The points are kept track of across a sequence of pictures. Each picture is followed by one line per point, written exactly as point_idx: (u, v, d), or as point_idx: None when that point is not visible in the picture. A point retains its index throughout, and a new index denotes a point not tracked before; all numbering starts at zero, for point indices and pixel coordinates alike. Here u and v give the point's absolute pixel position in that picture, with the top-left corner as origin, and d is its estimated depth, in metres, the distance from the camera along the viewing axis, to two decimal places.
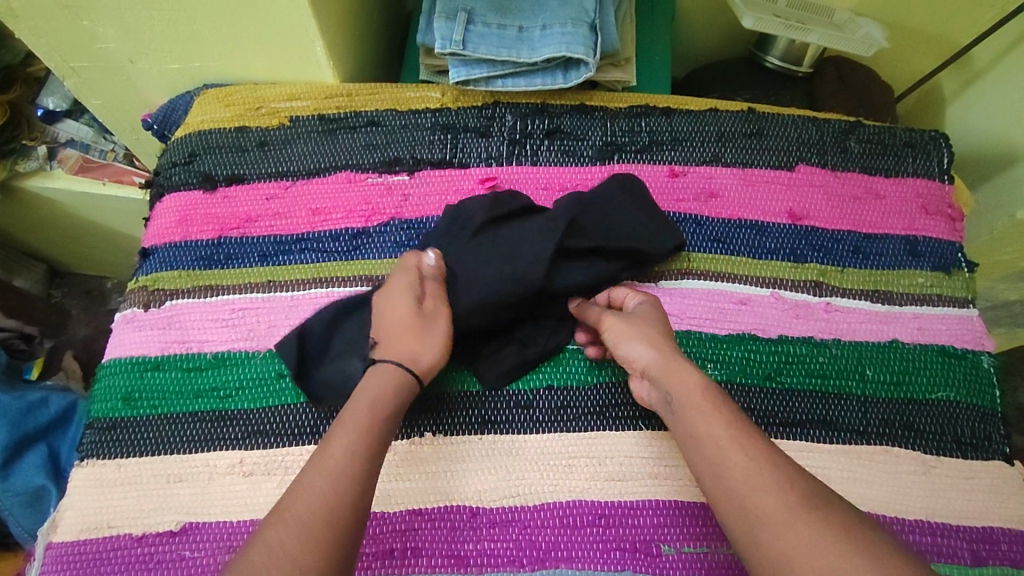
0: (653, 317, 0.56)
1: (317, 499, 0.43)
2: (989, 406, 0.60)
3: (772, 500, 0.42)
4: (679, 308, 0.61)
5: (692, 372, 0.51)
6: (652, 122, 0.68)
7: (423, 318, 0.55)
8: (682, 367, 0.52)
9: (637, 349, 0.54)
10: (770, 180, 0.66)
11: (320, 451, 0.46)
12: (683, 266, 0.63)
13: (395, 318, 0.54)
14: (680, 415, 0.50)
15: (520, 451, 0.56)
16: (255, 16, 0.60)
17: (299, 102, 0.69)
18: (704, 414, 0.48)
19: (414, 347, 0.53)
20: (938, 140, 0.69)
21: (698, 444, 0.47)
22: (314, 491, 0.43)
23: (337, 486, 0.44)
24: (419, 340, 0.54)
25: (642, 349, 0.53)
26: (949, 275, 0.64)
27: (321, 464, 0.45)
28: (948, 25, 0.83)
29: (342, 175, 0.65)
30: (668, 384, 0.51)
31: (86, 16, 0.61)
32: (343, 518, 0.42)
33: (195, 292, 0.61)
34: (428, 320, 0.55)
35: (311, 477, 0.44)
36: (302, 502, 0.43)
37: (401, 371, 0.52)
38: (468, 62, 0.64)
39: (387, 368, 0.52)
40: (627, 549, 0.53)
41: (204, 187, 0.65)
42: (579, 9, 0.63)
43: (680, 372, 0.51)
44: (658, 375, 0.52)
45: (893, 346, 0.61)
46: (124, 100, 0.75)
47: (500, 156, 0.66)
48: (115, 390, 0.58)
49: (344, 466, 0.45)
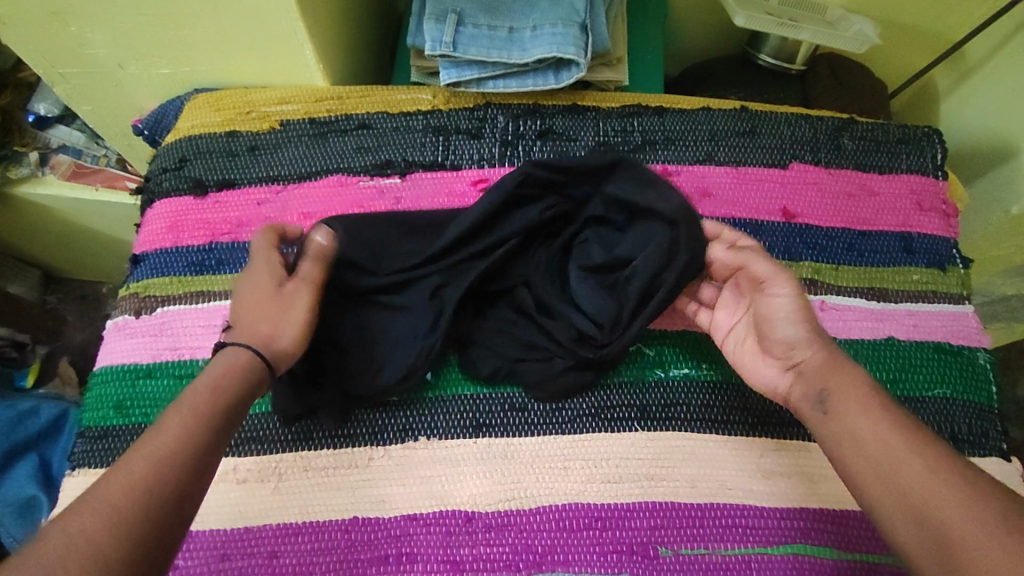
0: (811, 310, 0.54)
1: (130, 480, 0.40)
2: (986, 401, 0.60)
3: (952, 512, 0.40)
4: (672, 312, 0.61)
5: (863, 375, 0.49)
6: (644, 121, 0.68)
7: (280, 296, 0.53)
8: (849, 366, 0.49)
9: (806, 337, 0.51)
10: (763, 178, 0.66)
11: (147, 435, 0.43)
12: None
13: (248, 296, 0.52)
14: (837, 412, 0.47)
15: (516, 454, 0.55)
16: (244, 19, 0.60)
17: (289, 105, 0.68)
18: (867, 418, 0.46)
19: (267, 328, 0.51)
20: (931, 136, 0.68)
21: (857, 443, 0.45)
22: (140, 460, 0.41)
23: (157, 471, 0.41)
24: (273, 321, 0.52)
25: (814, 339, 0.51)
26: (944, 272, 0.64)
27: (157, 436, 0.43)
28: (940, 21, 0.83)
29: (333, 178, 0.65)
30: (831, 374, 0.49)
31: (74, 22, 0.60)
32: (164, 490, 0.41)
33: (187, 299, 0.61)
34: (285, 300, 0.53)
35: (131, 458, 0.42)
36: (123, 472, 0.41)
37: (246, 356, 0.49)
38: (459, 63, 0.64)
39: (238, 353, 0.49)
40: (625, 551, 0.52)
41: (194, 192, 0.65)
42: (569, 9, 0.62)
43: (849, 371, 0.49)
44: (818, 367, 0.50)
45: (888, 343, 0.60)
46: (115, 106, 0.74)
47: (493, 158, 0.66)
48: (106, 398, 0.58)
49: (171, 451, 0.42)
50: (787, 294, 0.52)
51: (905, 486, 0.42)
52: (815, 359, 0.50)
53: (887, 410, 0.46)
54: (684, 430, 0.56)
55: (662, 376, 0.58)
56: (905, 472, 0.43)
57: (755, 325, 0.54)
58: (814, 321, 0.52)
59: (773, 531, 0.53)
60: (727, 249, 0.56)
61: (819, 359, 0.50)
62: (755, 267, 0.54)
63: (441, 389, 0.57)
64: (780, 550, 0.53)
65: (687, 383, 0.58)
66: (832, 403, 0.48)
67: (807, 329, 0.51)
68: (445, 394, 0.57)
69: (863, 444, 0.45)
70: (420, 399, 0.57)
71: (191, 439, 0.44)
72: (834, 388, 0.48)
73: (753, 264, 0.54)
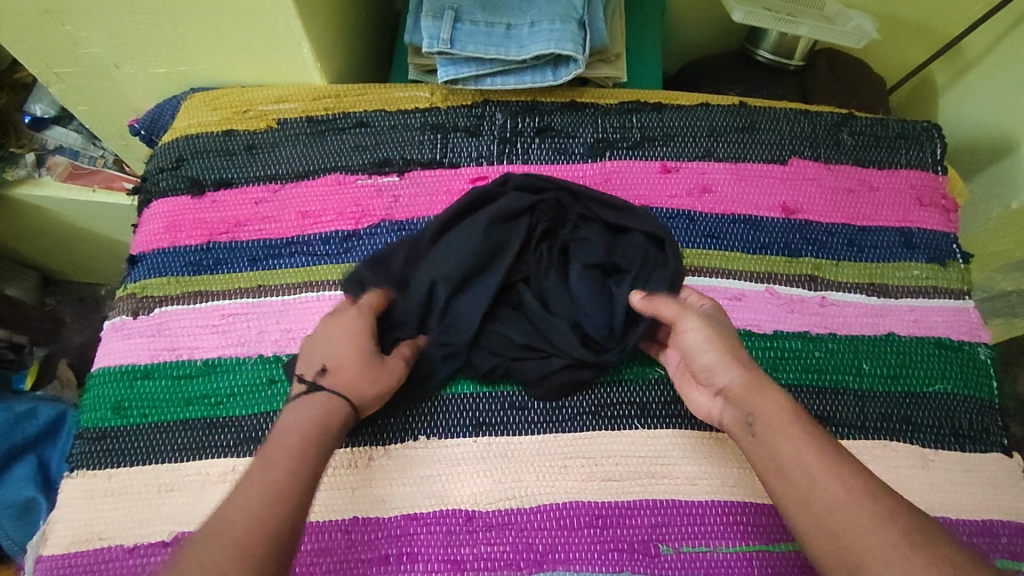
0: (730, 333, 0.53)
1: (245, 513, 0.42)
2: (987, 397, 0.59)
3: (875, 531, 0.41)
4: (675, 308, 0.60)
5: (783, 395, 0.49)
6: (643, 118, 0.67)
7: (381, 364, 0.53)
8: (768, 390, 0.49)
9: (723, 362, 0.51)
10: (762, 174, 0.66)
11: (255, 469, 0.45)
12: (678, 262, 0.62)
13: (347, 346, 0.52)
14: (762, 438, 0.47)
15: (516, 453, 0.55)
16: (239, 17, 0.60)
17: (286, 104, 0.68)
18: (788, 440, 0.46)
19: (360, 385, 0.51)
20: (930, 131, 0.68)
21: (780, 468, 0.46)
22: (249, 502, 0.43)
23: (269, 503, 0.43)
24: (369, 383, 0.52)
25: (730, 368, 0.51)
26: (944, 267, 0.64)
27: (261, 472, 0.44)
28: (938, 15, 0.82)
29: (331, 177, 0.65)
30: (751, 401, 0.49)
31: (69, 21, 0.60)
32: (271, 532, 0.42)
33: (185, 298, 0.61)
34: (387, 369, 0.53)
35: (245, 492, 0.43)
36: (229, 517, 0.42)
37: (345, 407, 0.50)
38: (456, 61, 0.63)
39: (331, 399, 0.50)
40: (625, 549, 0.52)
41: (191, 192, 0.65)
42: (567, 5, 0.62)
43: (769, 393, 0.49)
44: (740, 393, 0.50)
45: (889, 339, 0.60)
46: (111, 105, 0.74)
47: (491, 156, 0.66)
48: (104, 400, 0.58)
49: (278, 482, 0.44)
50: (695, 326, 0.52)
51: (824, 507, 0.43)
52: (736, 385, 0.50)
53: (806, 431, 0.46)
54: (684, 427, 0.56)
55: (662, 373, 0.58)
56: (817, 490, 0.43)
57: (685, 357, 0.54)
58: (732, 345, 0.52)
59: (776, 528, 0.53)
60: (639, 297, 0.55)
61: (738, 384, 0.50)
62: (660, 305, 0.54)
63: (440, 387, 0.57)
64: (781, 548, 0.53)
65: None
66: (759, 428, 0.48)
67: (727, 356, 0.51)
68: (445, 393, 0.57)
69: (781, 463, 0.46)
70: (419, 398, 0.57)
71: (291, 480, 0.45)
72: (757, 413, 0.48)
73: (654, 303, 0.54)
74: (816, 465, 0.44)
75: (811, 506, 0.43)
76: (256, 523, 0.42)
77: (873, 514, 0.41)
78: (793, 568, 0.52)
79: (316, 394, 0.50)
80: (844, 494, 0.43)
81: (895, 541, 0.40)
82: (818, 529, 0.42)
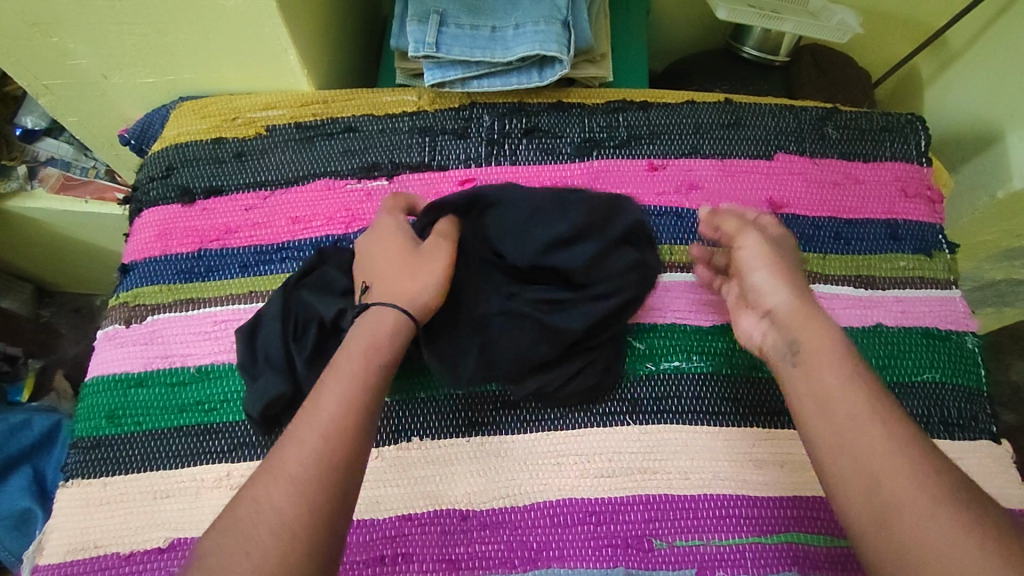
0: (805, 279, 0.54)
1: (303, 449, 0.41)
2: (974, 384, 0.60)
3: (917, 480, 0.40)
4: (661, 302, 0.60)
5: (835, 331, 0.49)
6: (629, 117, 0.68)
7: (419, 257, 0.53)
8: (829, 328, 0.49)
9: (773, 285, 0.52)
10: (749, 169, 0.66)
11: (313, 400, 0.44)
12: (666, 259, 0.63)
13: (387, 255, 0.53)
14: (803, 366, 0.48)
15: (510, 452, 0.55)
16: (226, 26, 0.60)
17: (274, 111, 0.68)
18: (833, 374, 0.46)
19: (401, 281, 0.51)
20: (915, 123, 0.69)
21: (819, 396, 0.46)
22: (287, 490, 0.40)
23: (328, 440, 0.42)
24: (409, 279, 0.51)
25: (779, 288, 0.52)
26: (930, 257, 0.64)
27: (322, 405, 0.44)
28: (922, 9, 0.83)
29: (321, 182, 0.65)
30: (796, 323, 0.50)
31: (56, 34, 0.60)
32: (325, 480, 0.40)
33: (177, 307, 0.61)
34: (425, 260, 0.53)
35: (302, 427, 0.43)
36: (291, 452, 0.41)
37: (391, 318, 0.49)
38: (442, 64, 0.64)
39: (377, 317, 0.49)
40: (619, 545, 0.52)
41: (182, 201, 0.65)
42: (551, 7, 0.62)
43: (821, 323, 0.49)
44: (788, 316, 0.50)
45: (877, 330, 0.61)
46: (101, 116, 0.74)
47: (479, 157, 0.66)
48: (98, 408, 0.58)
49: (332, 416, 0.43)
50: (750, 242, 0.54)
51: (858, 455, 0.42)
52: (783, 301, 0.51)
53: (854, 376, 0.46)
54: (675, 422, 0.57)
55: (652, 368, 0.58)
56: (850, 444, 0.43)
57: (739, 277, 0.55)
58: (799, 277, 0.53)
59: (767, 520, 0.53)
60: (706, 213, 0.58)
61: (790, 301, 0.51)
62: (721, 223, 0.56)
63: (433, 389, 0.57)
64: (774, 539, 0.53)
65: (676, 376, 0.58)
66: (802, 357, 0.48)
67: (782, 278, 0.52)
68: (438, 394, 0.57)
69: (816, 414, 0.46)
70: (412, 399, 0.57)
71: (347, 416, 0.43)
72: (804, 341, 0.49)
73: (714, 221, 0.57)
74: (853, 415, 0.44)
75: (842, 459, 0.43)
76: (271, 506, 0.39)
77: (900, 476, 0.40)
78: (786, 559, 0.52)
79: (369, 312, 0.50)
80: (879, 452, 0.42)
81: (912, 503, 0.39)
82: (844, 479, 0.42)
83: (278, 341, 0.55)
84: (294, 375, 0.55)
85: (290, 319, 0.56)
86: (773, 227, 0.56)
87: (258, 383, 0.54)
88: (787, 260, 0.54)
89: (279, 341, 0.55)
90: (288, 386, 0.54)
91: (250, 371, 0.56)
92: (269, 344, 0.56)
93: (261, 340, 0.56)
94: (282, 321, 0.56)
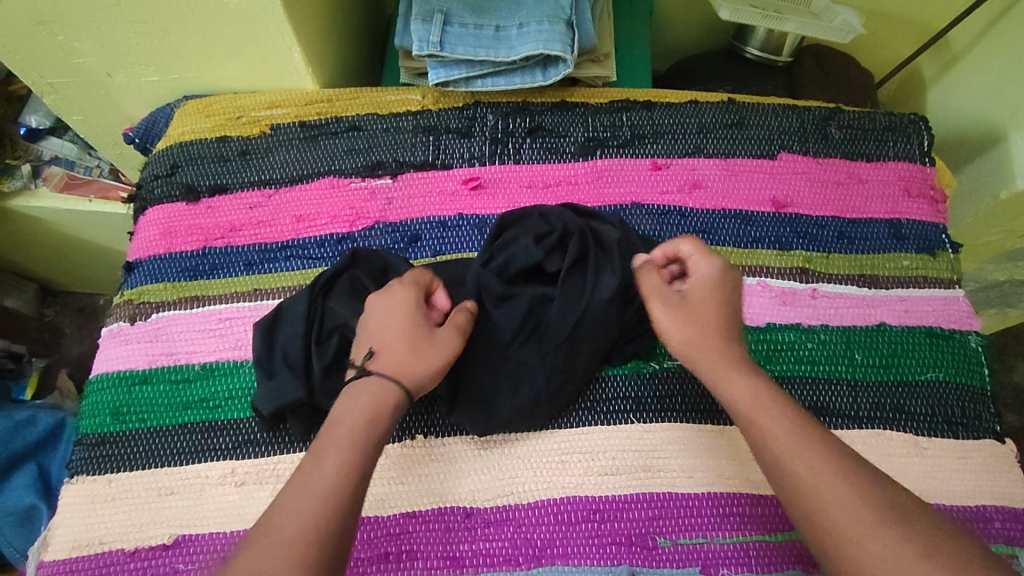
0: (730, 306, 0.52)
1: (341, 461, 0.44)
2: (978, 384, 0.60)
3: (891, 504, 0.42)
4: None
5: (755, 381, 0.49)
6: (633, 116, 0.68)
7: (434, 339, 0.50)
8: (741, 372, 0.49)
9: (690, 344, 0.51)
10: (753, 170, 0.66)
11: (346, 410, 0.46)
12: None
13: (393, 322, 0.50)
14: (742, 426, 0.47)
15: (513, 450, 0.55)
16: (231, 25, 0.60)
17: (279, 110, 0.69)
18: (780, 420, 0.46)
19: (409, 362, 0.49)
20: (918, 124, 0.69)
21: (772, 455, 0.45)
22: (299, 504, 0.42)
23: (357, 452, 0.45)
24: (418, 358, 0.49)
25: (681, 318, 0.51)
26: (934, 257, 0.64)
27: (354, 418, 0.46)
28: (922, 9, 0.83)
29: (325, 181, 0.65)
30: (699, 352, 0.50)
31: (62, 32, 0.61)
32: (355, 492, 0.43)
33: (181, 304, 0.61)
34: (440, 342, 0.50)
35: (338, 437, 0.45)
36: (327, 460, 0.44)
37: (395, 388, 0.47)
38: (446, 63, 0.64)
39: (378, 381, 0.48)
40: (623, 543, 0.52)
41: (186, 199, 0.65)
42: (555, 6, 0.63)
43: (740, 381, 0.48)
44: (713, 372, 0.49)
45: (880, 330, 0.61)
46: (105, 115, 0.74)
47: (483, 156, 0.66)
48: (103, 405, 0.58)
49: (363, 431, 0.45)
50: (661, 305, 0.52)
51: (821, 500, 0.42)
52: (680, 338, 0.51)
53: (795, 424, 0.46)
54: (679, 421, 0.57)
55: (655, 367, 0.58)
56: (797, 458, 0.44)
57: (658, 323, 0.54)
58: (717, 305, 0.52)
59: (772, 519, 0.53)
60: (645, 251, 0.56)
61: (690, 329, 0.51)
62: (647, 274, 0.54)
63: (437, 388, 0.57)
64: (778, 538, 0.53)
65: (679, 373, 0.58)
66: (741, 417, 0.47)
67: (693, 311, 0.52)
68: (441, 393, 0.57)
69: (759, 429, 0.46)
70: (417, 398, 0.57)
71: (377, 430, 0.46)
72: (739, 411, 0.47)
73: (641, 276, 0.54)
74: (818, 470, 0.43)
75: (787, 472, 0.44)
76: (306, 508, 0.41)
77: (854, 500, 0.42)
78: (790, 557, 0.52)
79: (368, 378, 0.48)
80: (837, 471, 0.43)
81: (868, 522, 0.41)
82: (791, 494, 0.43)
83: (298, 342, 0.56)
84: (308, 380, 0.54)
85: (313, 320, 0.57)
86: (696, 255, 0.54)
87: (273, 381, 0.54)
88: (703, 303, 0.52)
89: (300, 340, 0.56)
90: (297, 386, 0.54)
91: (266, 369, 0.56)
92: (288, 344, 0.56)
93: (280, 340, 0.56)
94: (306, 321, 0.56)
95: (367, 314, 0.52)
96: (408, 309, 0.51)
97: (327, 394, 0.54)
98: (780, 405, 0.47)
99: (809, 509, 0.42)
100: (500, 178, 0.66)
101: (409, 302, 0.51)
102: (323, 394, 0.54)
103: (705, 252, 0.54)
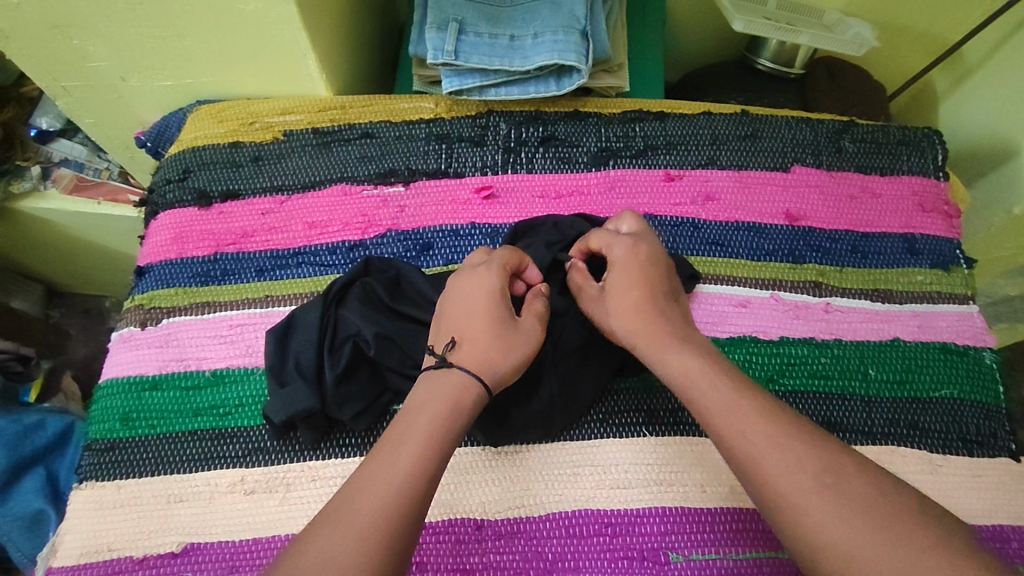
0: (645, 277, 0.54)
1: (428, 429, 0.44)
2: (993, 401, 0.59)
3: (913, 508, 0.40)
4: (711, 314, 0.60)
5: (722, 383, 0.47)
6: (646, 127, 0.68)
7: (512, 333, 0.51)
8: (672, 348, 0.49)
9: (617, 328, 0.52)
10: (767, 182, 0.66)
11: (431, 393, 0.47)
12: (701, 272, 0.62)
13: (474, 312, 0.51)
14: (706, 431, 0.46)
15: (525, 461, 0.55)
16: (246, 31, 0.60)
17: (292, 116, 0.69)
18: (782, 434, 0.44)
19: (492, 356, 0.49)
20: (932, 138, 0.69)
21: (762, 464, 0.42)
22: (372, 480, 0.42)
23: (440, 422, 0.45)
24: (499, 352, 0.50)
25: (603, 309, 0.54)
26: (948, 272, 0.64)
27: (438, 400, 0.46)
28: (935, 23, 0.83)
29: (337, 188, 0.65)
30: (630, 335, 0.51)
31: (76, 36, 0.61)
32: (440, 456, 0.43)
33: (192, 310, 0.61)
34: (521, 336, 0.51)
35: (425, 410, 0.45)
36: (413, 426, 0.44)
37: (475, 383, 0.48)
38: (460, 72, 0.64)
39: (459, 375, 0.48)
40: (635, 557, 0.52)
41: (198, 204, 0.65)
42: (570, 16, 0.63)
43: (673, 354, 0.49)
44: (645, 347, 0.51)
45: (894, 345, 0.60)
46: (117, 118, 0.74)
47: (495, 165, 0.66)
48: (113, 411, 0.58)
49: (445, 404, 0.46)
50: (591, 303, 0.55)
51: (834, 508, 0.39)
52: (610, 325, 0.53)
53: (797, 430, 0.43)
54: (693, 435, 0.56)
55: None
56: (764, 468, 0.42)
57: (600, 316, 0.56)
58: (634, 279, 0.54)
59: None
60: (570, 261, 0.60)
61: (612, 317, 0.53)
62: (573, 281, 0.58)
63: None
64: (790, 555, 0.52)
65: None
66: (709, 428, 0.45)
67: (612, 297, 0.53)
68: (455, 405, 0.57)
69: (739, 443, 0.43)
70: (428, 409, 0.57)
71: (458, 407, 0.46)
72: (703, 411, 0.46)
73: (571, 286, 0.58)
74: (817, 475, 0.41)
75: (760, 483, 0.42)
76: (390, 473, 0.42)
77: (829, 493, 0.40)
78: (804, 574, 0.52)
79: (449, 370, 0.48)
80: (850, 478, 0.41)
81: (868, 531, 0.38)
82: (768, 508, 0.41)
83: (310, 350, 0.55)
84: (320, 390, 0.54)
85: (326, 329, 0.57)
86: (604, 242, 0.57)
87: (286, 390, 0.54)
88: (618, 286, 0.54)
89: (313, 348, 0.55)
90: (312, 396, 0.53)
91: (278, 376, 0.55)
92: (300, 352, 0.56)
93: (293, 347, 0.56)
94: (320, 328, 0.56)
95: (447, 302, 0.53)
96: (488, 298, 0.52)
97: (340, 403, 0.54)
98: (749, 403, 0.45)
99: (789, 520, 0.40)
100: (514, 188, 0.66)
101: (490, 292, 0.52)
102: (335, 402, 0.54)
103: (612, 238, 0.56)
